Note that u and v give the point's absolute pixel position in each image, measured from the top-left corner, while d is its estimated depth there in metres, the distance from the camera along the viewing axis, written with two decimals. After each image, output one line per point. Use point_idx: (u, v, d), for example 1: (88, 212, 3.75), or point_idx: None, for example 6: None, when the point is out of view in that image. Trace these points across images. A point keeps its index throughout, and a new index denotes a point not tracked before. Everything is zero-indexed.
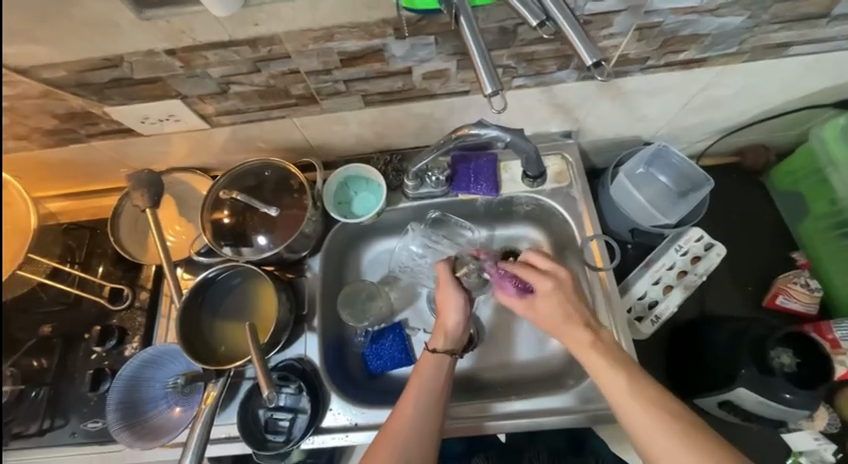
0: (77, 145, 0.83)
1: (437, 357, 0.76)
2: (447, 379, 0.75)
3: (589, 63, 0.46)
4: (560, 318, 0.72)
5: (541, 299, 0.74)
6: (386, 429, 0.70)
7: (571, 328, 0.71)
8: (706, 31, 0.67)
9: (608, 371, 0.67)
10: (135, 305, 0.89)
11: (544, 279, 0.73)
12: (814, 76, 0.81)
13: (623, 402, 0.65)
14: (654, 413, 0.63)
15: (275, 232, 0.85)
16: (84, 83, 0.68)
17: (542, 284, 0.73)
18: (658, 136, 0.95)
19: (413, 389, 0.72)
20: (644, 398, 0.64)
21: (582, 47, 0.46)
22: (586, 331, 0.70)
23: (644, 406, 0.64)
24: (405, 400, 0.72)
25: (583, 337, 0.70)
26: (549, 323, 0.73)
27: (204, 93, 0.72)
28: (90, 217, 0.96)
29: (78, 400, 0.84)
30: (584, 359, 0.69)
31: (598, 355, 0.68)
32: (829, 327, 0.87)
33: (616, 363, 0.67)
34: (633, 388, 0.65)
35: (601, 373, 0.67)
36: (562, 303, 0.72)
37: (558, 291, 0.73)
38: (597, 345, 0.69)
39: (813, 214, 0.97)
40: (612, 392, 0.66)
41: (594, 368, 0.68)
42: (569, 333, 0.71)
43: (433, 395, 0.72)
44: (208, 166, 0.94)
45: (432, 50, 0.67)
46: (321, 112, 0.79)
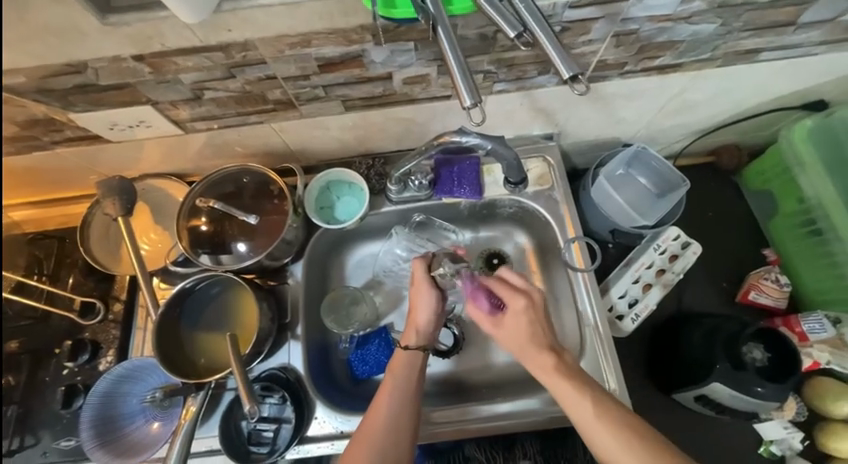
0: (42, 152, 0.79)
1: (410, 355, 0.75)
2: (421, 376, 0.75)
3: (566, 77, 0.46)
4: (522, 343, 0.72)
5: (510, 317, 0.74)
6: (359, 432, 0.69)
7: (535, 351, 0.71)
8: (680, 38, 0.69)
9: (573, 395, 0.66)
10: (109, 318, 0.86)
11: (516, 297, 0.74)
12: (782, 80, 0.84)
13: (590, 423, 0.64)
14: (621, 432, 0.62)
15: (255, 240, 0.83)
16: (46, 89, 0.64)
17: (514, 301, 0.74)
18: (636, 138, 0.97)
19: (386, 390, 0.71)
20: (608, 412, 0.64)
21: (560, 60, 0.47)
22: (550, 355, 0.70)
23: (610, 417, 0.63)
24: (379, 399, 0.71)
25: (548, 361, 0.70)
26: (513, 342, 0.73)
27: (177, 99, 0.70)
28: (59, 226, 0.92)
29: (49, 418, 0.81)
30: (549, 382, 0.69)
31: (565, 382, 0.67)
32: (797, 320, 0.91)
33: (577, 382, 0.67)
34: (597, 401, 0.65)
35: (561, 392, 0.67)
36: (531, 323, 0.73)
37: (529, 310, 0.73)
38: (560, 370, 0.69)
39: (784, 212, 1.00)
40: (578, 415, 0.65)
41: (559, 383, 0.68)
42: (533, 357, 0.71)
43: (408, 395, 0.72)
44: (184, 172, 0.92)
45: (412, 56, 0.66)
46: (301, 117, 0.77)
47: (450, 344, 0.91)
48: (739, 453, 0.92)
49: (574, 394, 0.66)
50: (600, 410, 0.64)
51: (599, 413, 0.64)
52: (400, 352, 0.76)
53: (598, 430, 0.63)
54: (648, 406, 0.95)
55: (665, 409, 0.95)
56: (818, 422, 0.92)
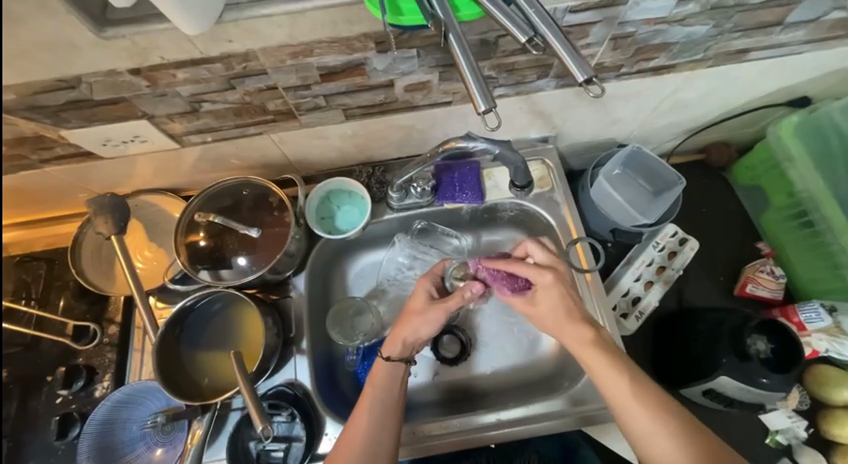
0: (29, 171, 0.76)
1: (392, 368, 0.74)
2: (402, 385, 0.74)
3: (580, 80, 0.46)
4: (556, 319, 0.73)
5: (541, 293, 0.75)
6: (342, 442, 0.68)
7: (569, 324, 0.71)
8: (674, 39, 0.71)
9: (608, 374, 0.67)
10: (104, 342, 0.82)
11: (543, 273, 0.74)
12: (768, 78, 0.87)
13: (625, 400, 0.65)
14: (657, 415, 0.64)
15: (256, 253, 0.82)
16: (36, 106, 0.62)
17: (541, 277, 0.74)
18: (630, 138, 0.99)
19: (365, 401, 0.71)
20: (643, 390, 0.66)
21: (574, 64, 0.47)
22: (586, 327, 0.71)
23: (644, 397, 0.65)
24: (357, 411, 0.70)
25: (583, 331, 0.70)
26: (548, 317, 0.74)
27: (174, 112, 0.68)
28: (45, 246, 0.88)
29: (43, 451, 0.76)
30: (584, 356, 0.69)
31: (599, 354, 0.68)
32: (794, 311, 0.94)
33: (613, 357, 0.68)
34: (633, 381, 0.66)
35: (595, 366, 0.68)
36: (562, 296, 0.73)
37: (558, 283, 0.74)
38: (596, 342, 0.69)
39: (775, 206, 1.03)
40: (612, 392, 0.66)
41: (592, 354, 0.69)
42: (567, 329, 0.72)
43: (386, 406, 0.71)
44: (179, 187, 0.89)
45: (414, 63, 0.66)
46: (300, 127, 0.76)
47: (456, 351, 0.91)
48: (748, 445, 0.93)
49: (608, 369, 0.67)
50: (635, 388, 0.66)
51: (635, 392, 0.65)
52: (380, 362, 0.75)
53: (634, 409, 0.65)
54: None
55: None
56: (821, 410, 0.94)
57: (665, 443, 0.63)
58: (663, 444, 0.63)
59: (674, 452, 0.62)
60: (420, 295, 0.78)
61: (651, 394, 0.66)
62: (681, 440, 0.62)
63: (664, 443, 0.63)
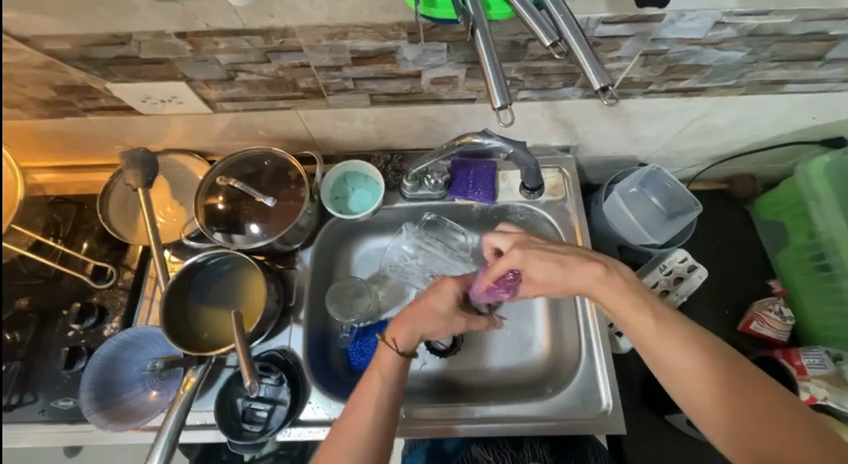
0: (73, 118, 0.81)
1: (403, 362, 0.72)
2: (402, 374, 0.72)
3: (597, 87, 0.47)
4: (560, 276, 0.70)
5: (529, 265, 0.72)
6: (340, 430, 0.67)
7: (571, 274, 0.69)
8: (708, 62, 0.70)
9: (631, 311, 0.64)
10: (118, 285, 0.88)
11: (511, 249, 0.74)
12: (804, 114, 0.84)
13: (652, 337, 0.62)
14: (690, 352, 0.60)
15: (269, 222, 0.85)
16: (87, 57, 0.67)
17: (513, 254, 0.73)
18: (652, 158, 0.98)
19: (365, 393, 0.69)
20: (671, 327, 0.62)
21: (592, 69, 0.48)
22: (597, 266, 0.68)
23: (674, 333, 0.61)
24: (360, 402, 0.68)
25: (597, 272, 0.68)
26: (549, 280, 0.71)
27: (210, 78, 0.72)
28: (78, 192, 0.94)
29: (51, 377, 0.82)
30: (604, 296, 0.67)
31: (616, 292, 0.66)
32: (797, 354, 0.91)
33: (636, 295, 0.65)
34: (658, 318, 0.63)
35: (617, 307, 0.66)
36: (544, 254, 0.71)
37: (527, 248, 0.73)
38: (612, 282, 0.67)
39: (795, 245, 1.00)
40: (640, 331, 0.63)
41: (610, 294, 0.66)
42: (578, 277, 0.69)
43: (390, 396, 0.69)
44: (207, 150, 0.93)
45: (443, 57, 0.67)
46: (327, 107, 0.79)
47: (448, 344, 0.92)
48: None
49: (632, 304, 0.64)
50: (662, 326, 0.62)
51: (662, 330, 0.62)
52: (388, 352, 0.72)
53: (662, 344, 0.61)
54: (640, 425, 0.95)
55: (656, 432, 0.94)
56: None
57: (696, 380, 0.59)
58: (693, 381, 0.59)
59: (709, 392, 0.58)
60: (447, 298, 0.75)
61: (683, 331, 0.61)
62: (711, 376, 0.58)
63: (695, 379, 0.59)
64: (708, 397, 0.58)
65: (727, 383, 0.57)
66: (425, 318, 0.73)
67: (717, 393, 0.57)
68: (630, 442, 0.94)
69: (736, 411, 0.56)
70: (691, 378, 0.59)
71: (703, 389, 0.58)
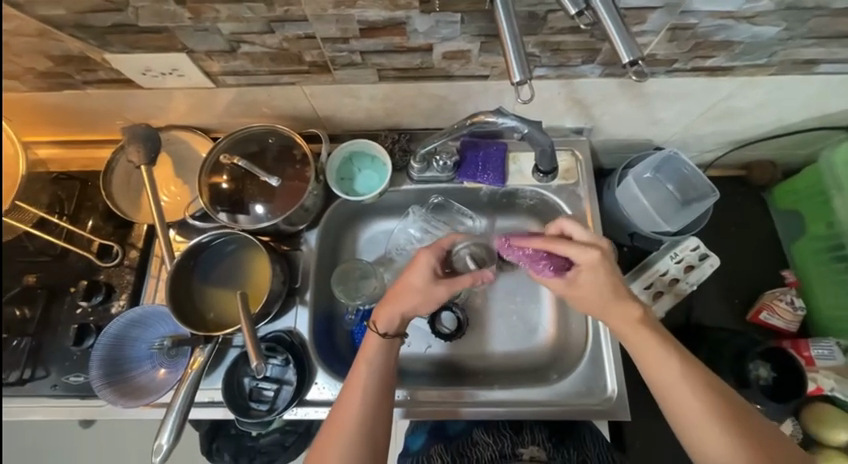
0: (72, 91, 0.79)
1: (387, 344, 0.73)
2: (393, 361, 0.73)
3: (625, 60, 0.50)
4: (602, 301, 0.69)
5: (585, 273, 0.69)
6: (333, 422, 0.68)
7: (616, 306, 0.68)
8: (739, 38, 0.66)
9: (659, 356, 0.66)
10: (125, 263, 0.88)
11: (586, 250, 0.69)
12: (834, 97, 0.80)
13: (673, 381, 0.65)
14: (706, 398, 0.64)
15: (274, 203, 0.83)
16: (84, 25, 0.64)
17: (585, 257, 0.69)
18: (669, 142, 0.94)
19: (354, 384, 0.70)
20: (691, 373, 0.65)
21: (619, 40, 0.50)
22: (636, 308, 0.68)
23: (694, 379, 0.65)
24: (348, 392, 0.69)
25: (631, 314, 0.68)
26: (594, 301, 0.69)
27: (212, 50, 0.69)
28: (80, 168, 0.92)
29: (61, 353, 0.83)
30: (635, 340, 0.68)
31: (648, 335, 0.67)
32: (806, 345, 0.91)
33: (661, 338, 0.67)
34: (682, 362, 0.66)
35: (644, 349, 0.67)
36: (608, 274, 0.68)
37: (599, 263, 0.68)
38: (647, 325, 0.68)
39: (811, 234, 0.98)
40: (661, 376, 0.66)
41: (641, 336, 0.67)
42: (616, 313, 0.68)
43: (383, 384, 0.70)
44: (209, 127, 0.91)
45: (456, 29, 0.64)
46: (333, 83, 0.76)
47: (453, 328, 0.92)
48: None
49: (658, 347, 0.67)
50: (686, 371, 0.65)
51: (685, 375, 0.65)
52: (373, 335, 0.73)
53: (679, 388, 0.65)
54: (643, 412, 0.96)
55: (657, 418, 0.95)
56: None
57: (704, 421, 0.63)
58: (701, 422, 0.63)
59: (723, 436, 0.62)
60: (424, 272, 0.73)
61: (702, 377, 0.65)
62: (720, 420, 0.63)
63: (703, 420, 0.63)
64: (714, 438, 0.62)
65: (734, 428, 0.63)
66: (405, 293, 0.72)
67: (731, 437, 0.62)
68: (631, 427, 0.95)
69: (736, 452, 0.61)
70: (707, 424, 0.63)
71: (715, 431, 0.62)
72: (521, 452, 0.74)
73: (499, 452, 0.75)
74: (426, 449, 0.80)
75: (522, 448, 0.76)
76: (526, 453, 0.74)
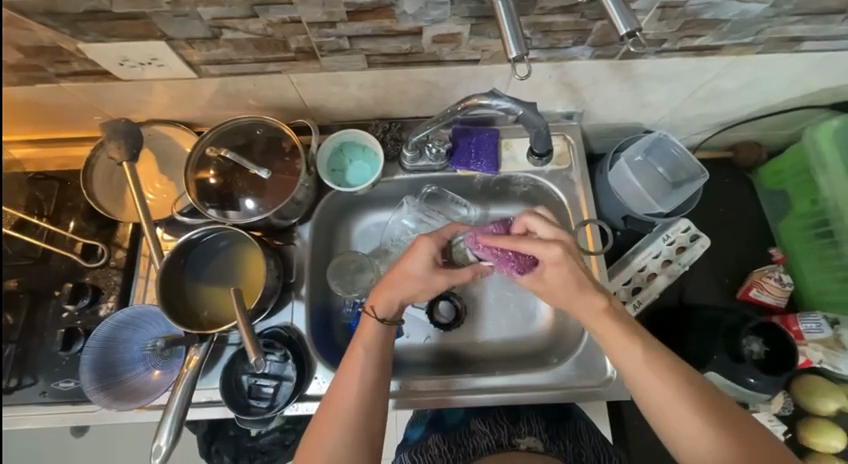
0: (45, 85, 0.75)
1: (386, 329, 0.72)
2: (387, 348, 0.72)
3: (623, 32, 0.50)
4: (567, 294, 0.69)
5: (550, 270, 0.69)
6: (327, 407, 0.67)
7: (581, 296, 0.68)
8: (727, 16, 0.66)
9: (622, 341, 0.66)
10: (111, 265, 0.85)
11: (549, 246, 0.67)
12: (818, 74, 0.81)
13: (640, 370, 0.64)
14: (678, 387, 0.62)
15: (264, 196, 0.81)
16: (55, 12, 0.61)
17: (548, 253, 0.67)
18: (659, 125, 0.95)
19: (349, 368, 0.69)
20: (657, 360, 0.64)
21: (616, 12, 0.50)
22: (599, 298, 0.68)
23: (660, 366, 0.64)
24: (344, 374, 0.69)
25: (597, 304, 0.68)
26: (561, 295, 0.70)
27: (193, 37, 0.66)
28: (58, 167, 0.89)
29: (48, 359, 0.80)
30: (599, 329, 0.68)
31: (611, 325, 0.67)
32: (794, 320, 0.93)
33: (625, 327, 0.67)
34: (648, 353, 0.65)
35: (607, 335, 0.67)
36: (572, 271, 0.67)
37: (565, 259, 0.67)
38: (611, 313, 0.67)
39: (796, 212, 1.00)
40: (626, 363, 0.65)
41: (606, 323, 0.67)
42: (580, 303, 0.68)
43: (374, 368, 0.69)
44: (193, 121, 0.88)
45: (446, 11, 0.63)
46: (321, 70, 0.74)
47: (451, 317, 0.91)
48: None
49: (621, 335, 0.66)
50: (650, 360, 0.64)
51: (650, 364, 0.64)
52: (370, 322, 0.72)
53: (644, 375, 0.64)
54: None
55: None
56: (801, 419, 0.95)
57: (676, 409, 0.61)
58: (673, 409, 0.62)
59: (699, 427, 0.60)
60: (424, 260, 0.72)
61: (665, 364, 0.64)
62: (689, 407, 0.61)
63: (675, 408, 0.62)
64: (685, 427, 0.61)
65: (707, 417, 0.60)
66: (403, 280, 0.72)
67: (706, 429, 0.60)
68: (630, 407, 0.96)
69: (710, 443, 0.59)
70: (681, 415, 0.61)
71: (692, 422, 0.60)
72: (519, 442, 0.77)
73: (497, 440, 0.78)
74: (424, 439, 0.83)
75: (518, 438, 0.78)
76: (524, 442, 0.77)
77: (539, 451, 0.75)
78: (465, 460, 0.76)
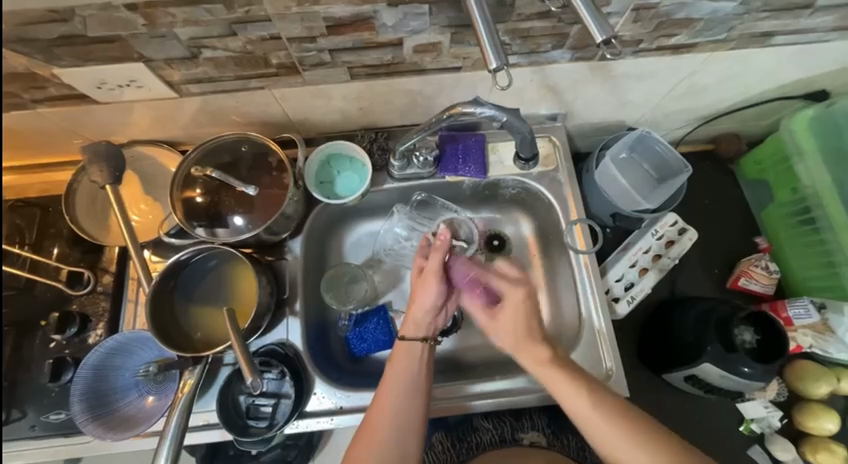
0: (21, 112, 0.74)
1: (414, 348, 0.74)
2: (426, 368, 0.73)
3: (599, 39, 0.50)
4: (515, 338, 0.73)
5: (508, 310, 0.74)
6: (367, 425, 0.69)
7: (532, 344, 0.72)
8: (699, 16, 0.68)
9: (567, 388, 0.69)
10: (98, 290, 0.83)
11: (515, 288, 0.74)
12: (790, 67, 0.84)
13: (586, 414, 0.67)
14: (622, 426, 0.66)
15: (253, 213, 0.81)
16: (27, 38, 0.60)
17: (514, 294, 0.74)
18: (641, 122, 0.97)
19: (385, 388, 0.70)
20: (601, 400, 0.68)
21: (592, 20, 0.51)
22: (544, 348, 0.72)
23: (604, 407, 0.67)
24: (381, 390, 0.70)
25: (542, 355, 0.72)
26: (511, 336, 0.74)
27: (172, 57, 0.65)
28: (39, 193, 0.87)
29: (36, 392, 0.78)
30: (542, 376, 0.71)
31: (559, 373, 0.70)
32: (783, 306, 0.95)
33: (570, 372, 0.70)
34: (593, 398, 0.68)
35: (555, 385, 0.70)
36: (527, 317, 0.73)
37: (526, 301, 0.73)
38: (555, 361, 0.71)
39: (778, 201, 1.03)
40: (572, 406, 0.69)
41: (551, 375, 0.70)
42: (527, 350, 0.73)
43: (412, 388, 0.70)
44: (176, 140, 0.87)
45: (425, 21, 0.63)
46: (303, 84, 0.74)
47: (448, 323, 0.91)
48: (724, 431, 0.96)
49: (567, 386, 0.69)
50: (596, 404, 0.67)
51: (593, 404, 0.67)
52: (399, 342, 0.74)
53: (594, 419, 0.67)
54: (638, 386, 0.99)
55: (653, 387, 0.99)
56: (797, 402, 0.97)
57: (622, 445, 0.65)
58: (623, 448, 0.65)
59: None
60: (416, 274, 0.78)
61: (610, 400, 0.68)
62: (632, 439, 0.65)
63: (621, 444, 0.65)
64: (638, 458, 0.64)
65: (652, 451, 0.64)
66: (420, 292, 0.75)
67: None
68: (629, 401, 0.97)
69: None
70: (623, 454, 0.65)
71: (637, 460, 0.64)
72: (522, 437, 0.85)
73: (500, 436, 0.85)
74: (429, 437, 0.90)
75: (521, 434, 0.86)
76: (527, 438, 0.84)
77: (541, 446, 0.84)
78: (470, 456, 0.85)
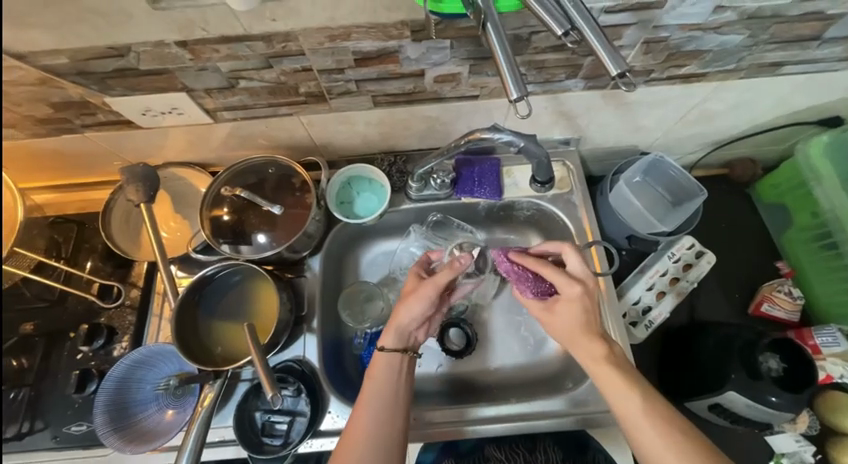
0: (69, 135, 0.80)
1: (400, 359, 0.75)
2: (406, 379, 0.74)
3: (613, 73, 0.50)
4: (578, 326, 0.72)
5: (563, 303, 0.73)
6: (344, 440, 0.68)
7: (585, 338, 0.71)
8: (708, 47, 0.71)
9: (617, 385, 0.67)
10: (126, 304, 0.86)
11: (572, 284, 0.72)
12: (802, 95, 0.85)
13: (630, 410, 0.66)
14: (662, 425, 0.64)
15: (276, 231, 0.84)
16: (86, 72, 0.66)
17: (570, 289, 0.72)
18: (654, 146, 0.98)
19: (366, 393, 0.71)
20: (651, 401, 0.66)
21: (605, 54, 0.50)
22: (601, 344, 0.70)
23: (650, 408, 0.66)
24: (361, 402, 0.70)
25: (597, 349, 0.70)
26: (565, 329, 0.74)
27: (212, 87, 0.71)
28: (78, 210, 0.92)
29: (61, 403, 0.80)
30: (596, 372, 0.70)
31: (612, 370, 0.69)
32: (809, 334, 0.92)
33: (625, 371, 0.69)
34: (639, 394, 0.67)
35: (608, 384, 0.68)
36: (585, 311, 0.71)
37: (584, 298, 0.71)
38: (611, 359, 0.70)
39: (799, 226, 1.01)
40: (621, 404, 0.67)
41: (607, 371, 0.69)
42: (583, 345, 0.71)
43: (390, 398, 0.71)
44: (208, 163, 0.93)
45: (446, 54, 0.68)
46: (330, 111, 0.79)
47: (462, 344, 0.91)
48: None
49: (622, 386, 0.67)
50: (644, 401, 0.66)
51: (645, 405, 0.66)
52: (378, 353, 0.75)
53: (641, 420, 0.65)
54: None
55: None
56: (830, 436, 0.92)
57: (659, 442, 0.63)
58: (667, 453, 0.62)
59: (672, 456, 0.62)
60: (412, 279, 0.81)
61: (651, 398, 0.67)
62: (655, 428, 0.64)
63: (657, 441, 0.63)
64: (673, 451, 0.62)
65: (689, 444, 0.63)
66: (415, 296, 0.76)
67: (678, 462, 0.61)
68: None
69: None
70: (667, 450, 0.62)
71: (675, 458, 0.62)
72: None
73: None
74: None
75: None
76: None
77: None
78: None
